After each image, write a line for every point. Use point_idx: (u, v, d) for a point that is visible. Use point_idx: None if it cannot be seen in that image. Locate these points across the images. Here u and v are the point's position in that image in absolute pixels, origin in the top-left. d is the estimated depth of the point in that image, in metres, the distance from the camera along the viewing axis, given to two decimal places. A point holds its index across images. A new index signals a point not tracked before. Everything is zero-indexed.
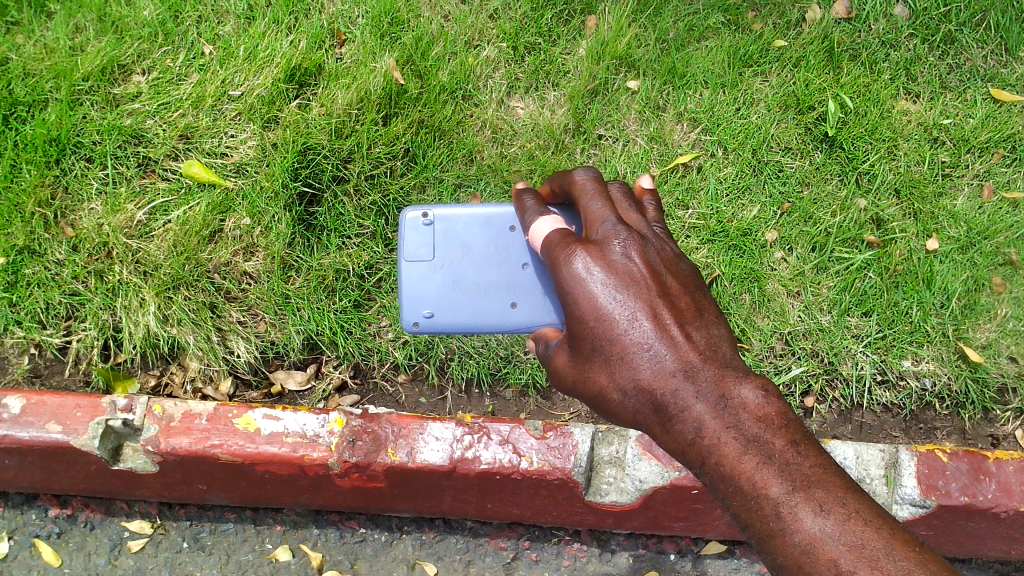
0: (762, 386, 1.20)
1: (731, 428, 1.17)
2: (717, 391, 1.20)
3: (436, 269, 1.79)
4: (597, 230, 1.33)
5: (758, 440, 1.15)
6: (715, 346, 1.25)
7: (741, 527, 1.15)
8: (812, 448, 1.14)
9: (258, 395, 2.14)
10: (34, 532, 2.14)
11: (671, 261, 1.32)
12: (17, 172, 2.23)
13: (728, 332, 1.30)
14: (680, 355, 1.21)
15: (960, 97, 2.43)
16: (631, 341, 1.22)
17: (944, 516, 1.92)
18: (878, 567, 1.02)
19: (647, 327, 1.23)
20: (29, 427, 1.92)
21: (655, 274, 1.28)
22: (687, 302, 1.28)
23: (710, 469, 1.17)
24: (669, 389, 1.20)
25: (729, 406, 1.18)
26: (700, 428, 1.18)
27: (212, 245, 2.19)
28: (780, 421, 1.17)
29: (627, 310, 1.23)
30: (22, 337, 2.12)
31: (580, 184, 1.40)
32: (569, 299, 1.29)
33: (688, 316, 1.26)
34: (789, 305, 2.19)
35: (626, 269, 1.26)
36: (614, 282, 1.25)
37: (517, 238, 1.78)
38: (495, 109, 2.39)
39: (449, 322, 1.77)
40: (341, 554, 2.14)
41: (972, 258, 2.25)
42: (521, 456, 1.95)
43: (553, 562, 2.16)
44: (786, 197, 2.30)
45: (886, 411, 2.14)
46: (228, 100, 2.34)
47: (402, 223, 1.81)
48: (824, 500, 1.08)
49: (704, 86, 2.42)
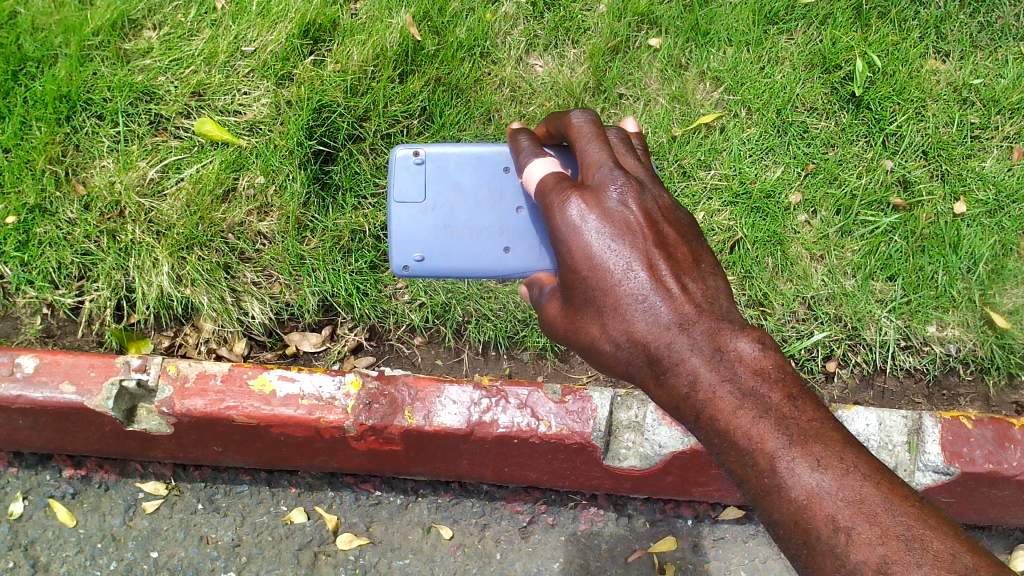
0: (759, 339, 1.17)
1: (727, 381, 1.14)
2: (711, 343, 1.17)
3: (427, 210, 1.74)
4: (593, 175, 1.29)
5: (755, 394, 1.12)
6: (712, 299, 1.23)
7: (739, 484, 1.13)
8: (810, 402, 1.11)
9: (272, 356, 2.10)
10: (48, 493, 2.12)
11: (669, 209, 1.29)
12: (27, 130, 2.19)
13: (724, 283, 1.28)
14: (674, 307, 1.20)
15: (990, 57, 2.38)
16: (626, 293, 1.21)
17: (967, 483, 1.90)
18: (876, 524, 1.00)
19: (642, 278, 1.21)
20: (42, 387, 1.90)
21: (652, 224, 1.25)
22: (684, 252, 1.26)
23: (705, 423, 1.15)
24: (663, 341, 1.19)
25: (725, 358, 1.16)
26: (695, 381, 1.16)
27: (226, 204, 2.16)
28: (778, 374, 1.14)
29: (622, 261, 1.22)
30: (35, 297, 2.09)
31: (577, 126, 1.35)
32: (563, 246, 1.27)
33: (683, 267, 1.24)
34: (813, 269, 2.15)
35: (621, 218, 1.24)
36: (610, 230, 1.23)
37: (511, 179, 1.74)
38: (514, 67, 2.34)
39: (439, 266, 1.74)
40: (356, 517, 2.13)
41: (1001, 222, 2.20)
42: (539, 420, 1.93)
43: (570, 526, 2.14)
44: (811, 158, 2.25)
45: (909, 377, 2.10)
46: (241, 57, 2.30)
47: (392, 162, 1.75)
48: (822, 455, 1.05)
49: (728, 43, 2.36)
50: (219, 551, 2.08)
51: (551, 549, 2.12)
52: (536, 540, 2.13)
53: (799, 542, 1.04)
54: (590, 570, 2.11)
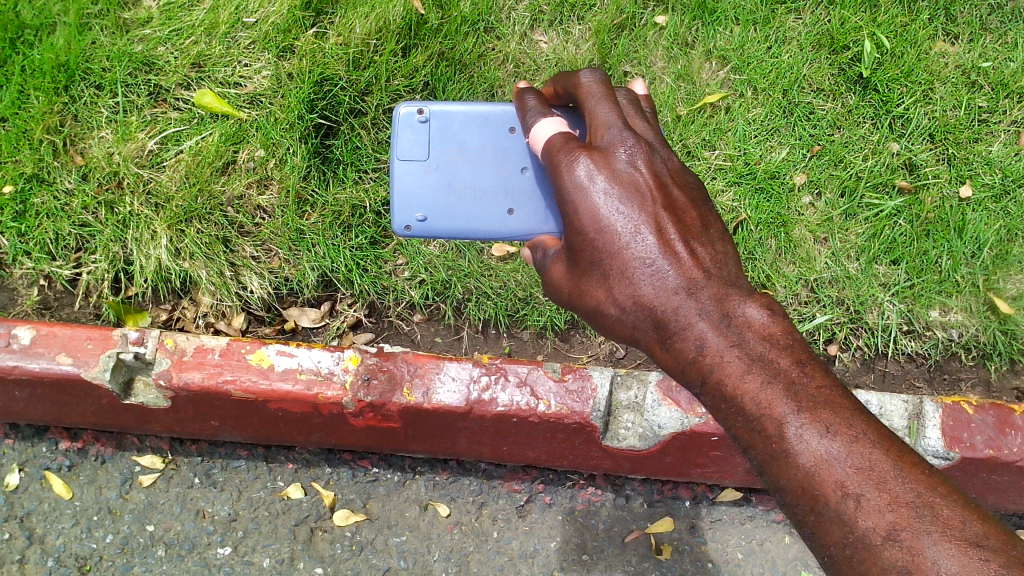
0: (767, 305, 1.17)
1: (735, 346, 1.14)
2: (720, 308, 1.17)
3: (431, 169, 1.72)
4: (602, 136, 1.27)
5: (763, 358, 1.12)
6: (721, 264, 1.23)
7: (744, 450, 1.12)
8: (819, 368, 1.11)
9: (271, 331, 2.09)
10: (44, 465, 2.12)
11: (678, 173, 1.28)
12: (25, 99, 2.17)
13: (733, 249, 1.27)
14: (682, 272, 1.19)
15: (1000, 39, 2.35)
16: (634, 256, 1.20)
17: (966, 468, 1.90)
18: (886, 490, 0.99)
19: (651, 241, 1.19)
20: (39, 358, 1.89)
21: (661, 187, 1.24)
22: (692, 217, 1.25)
23: (712, 389, 1.14)
24: (670, 306, 1.18)
25: (733, 323, 1.16)
26: (702, 346, 1.16)
27: (226, 176, 2.14)
28: (786, 340, 1.14)
29: (630, 223, 1.20)
30: (31, 268, 2.07)
31: (586, 86, 1.33)
32: (570, 207, 1.25)
33: (693, 232, 1.23)
34: (816, 252, 2.14)
35: (631, 180, 1.22)
36: (618, 192, 1.21)
37: (516, 139, 1.72)
38: (518, 43, 2.31)
39: (442, 227, 1.72)
40: (353, 493, 2.12)
41: (1007, 207, 2.18)
42: (539, 399, 1.92)
43: (567, 506, 2.14)
44: (816, 140, 2.23)
45: (910, 361, 2.09)
46: (242, 28, 2.27)
47: (395, 119, 1.73)
48: (830, 422, 1.05)
49: (735, 22, 2.34)
50: (216, 525, 2.07)
51: (548, 528, 2.12)
52: (533, 519, 2.13)
53: (806, 509, 1.04)
54: (587, 549, 2.10)
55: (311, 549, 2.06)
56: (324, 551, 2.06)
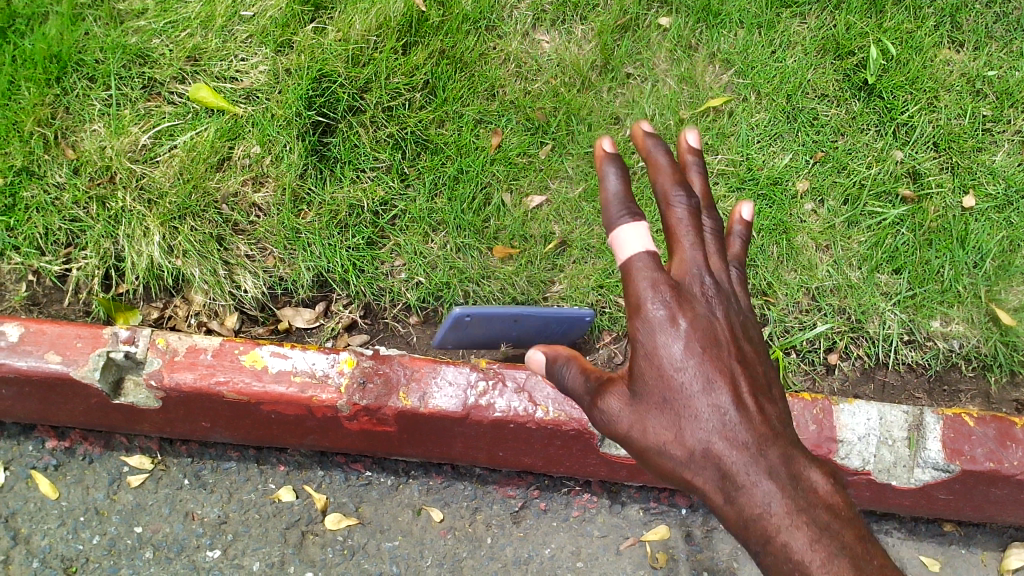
0: (831, 475, 1.14)
1: (804, 511, 1.09)
2: (789, 470, 1.12)
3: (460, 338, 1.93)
4: (682, 276, 1.23)
5: (828, 530, 1.08)
6: (785, 425, 1.20)
7: None
8: (878, 549, 1.09)
9: (264, 331, 2.05)
10: (30, 464, 2.07)
11: (745, 330, 1.26)
12: (15, 89, 2.12)
13: (788, 411, 1.26)
14: (753, 428, 1.15)
15: (1005, 48, 2.33)
16: (710, 408, 1.16)
17: (966, 481, 1.89)
18: None
19: (727, 400, 1.16)
20: (27, 356, 1.86)
21: (734, 341, 1.22)
22: (760, 377, 1.22)
23: (775, 550, 1.08)
24: (744, 459, 1.13)
25: (801, 487, 1.11)
26: (769, 504, 1.10)
27: (221, 173, 2.09)
28: (848, 514, 1.11)
29: (706, 383, 1.17)
30: (20, 263, 2.02)
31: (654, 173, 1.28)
32: (644, 346, 1.19)
33: (761, 390, 1.21)
34: (818, 259, 2.12)
35: (708, 327, 1.20)
36: (698, 342, 1.18)
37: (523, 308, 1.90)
38: (520, 42, 2.28)
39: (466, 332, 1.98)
40: (345, 497, 2.09)
41: (1009, 218, 2.17)
42: (536, 405, 1.90)
43: (562, 513, 2.12)
44: (820, 146, 2.21)
45: (910, 372, 2.08)
46: (239, 21, 2.23)
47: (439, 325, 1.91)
48: None
49: (739, 25, 2.31)
50: (205, 528, 2.03)
51: (543, 535, 2.09)
52: (528, 525, 2.10)
53: None
54: (582, 557, 2.08)
55: (302, 552, 2.03)
56: (315, 555, 2.03)
